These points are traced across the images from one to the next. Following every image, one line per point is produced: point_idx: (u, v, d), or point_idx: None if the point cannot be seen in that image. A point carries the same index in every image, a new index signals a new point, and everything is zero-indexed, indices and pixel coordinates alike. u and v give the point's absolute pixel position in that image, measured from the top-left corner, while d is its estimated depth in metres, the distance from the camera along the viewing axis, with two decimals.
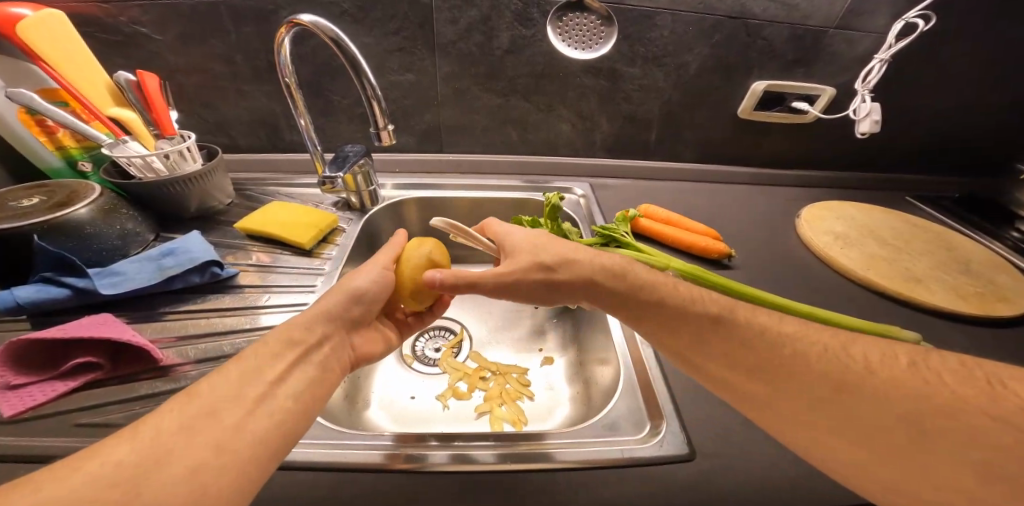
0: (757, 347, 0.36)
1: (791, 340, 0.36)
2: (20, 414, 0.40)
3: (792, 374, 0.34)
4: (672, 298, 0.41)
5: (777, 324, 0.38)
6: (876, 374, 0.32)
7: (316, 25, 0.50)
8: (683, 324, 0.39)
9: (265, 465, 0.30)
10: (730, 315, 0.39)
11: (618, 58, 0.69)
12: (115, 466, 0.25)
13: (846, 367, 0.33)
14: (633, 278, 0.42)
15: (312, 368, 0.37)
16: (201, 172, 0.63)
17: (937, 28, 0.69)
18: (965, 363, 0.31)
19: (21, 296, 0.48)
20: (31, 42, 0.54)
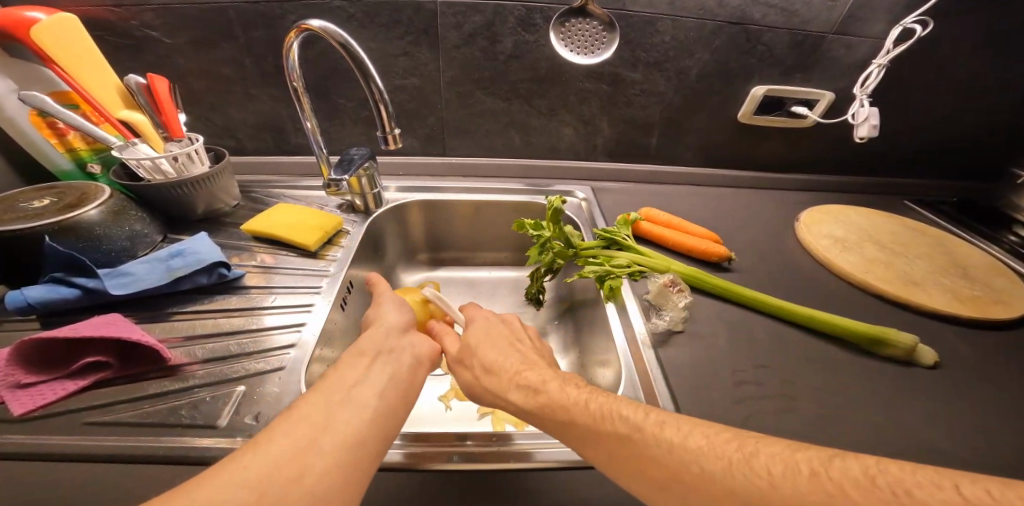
0: (660, 461, 0.31)
1: (696, 455, 0.30)
2: (31, 413, 0.41)
3: (701, 489, 0.29)
4: (581, 417, 0.36)
5: (679, 438, 0.32)
6: (780, 489, 0.26)
7: (326, 30, 0.51)
8: (595, 441, 0.35)
9: (369, 460, 0.33)
10: (639, 434, 0.33)
11: (619, 63, 0.70)
12: (247, 481, 0.29)
13: (746, 484, 0.27)
14: (545, 397, 0.39)
15: (391, 366, 0.41)
16: (209, 175, 0.64)
17: (934, 35, 0.70)
18: (870, 473, 0.24)
19: (31, 296, 0.49)
20: (44, 44, 0.55)
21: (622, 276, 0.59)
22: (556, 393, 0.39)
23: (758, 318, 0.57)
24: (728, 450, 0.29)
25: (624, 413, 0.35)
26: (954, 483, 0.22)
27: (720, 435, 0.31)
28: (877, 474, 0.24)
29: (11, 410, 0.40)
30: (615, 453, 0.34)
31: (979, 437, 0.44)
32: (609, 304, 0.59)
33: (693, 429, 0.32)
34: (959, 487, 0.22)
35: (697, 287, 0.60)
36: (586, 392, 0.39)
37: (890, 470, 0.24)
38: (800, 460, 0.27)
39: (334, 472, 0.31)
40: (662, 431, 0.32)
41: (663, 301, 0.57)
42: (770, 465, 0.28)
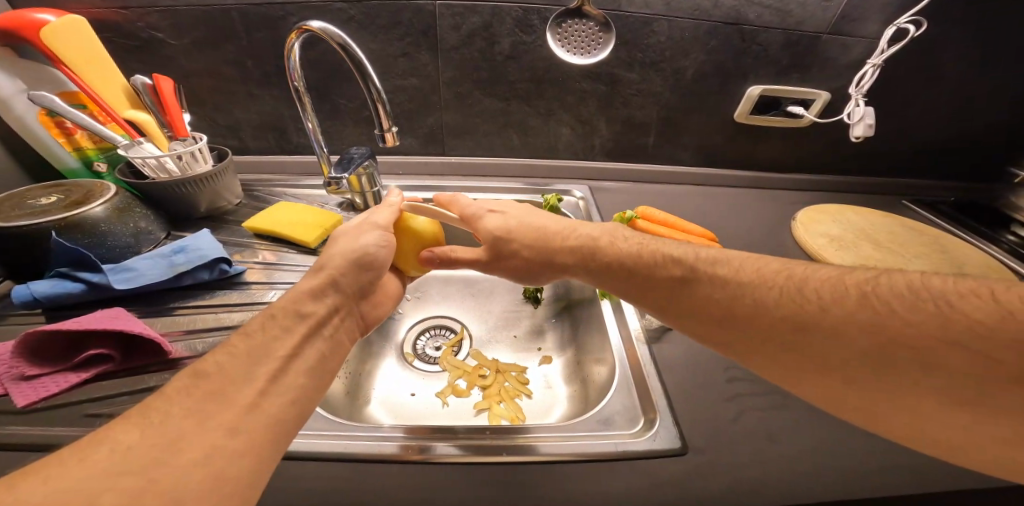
0: (716, 297, 0.40)
1: (750, 288, 0.39)
2: (35, 404, 0.42)
3: (755, 317, 0.37)
4: (642, 265, 0.44)
5: (731, 273, 0.40)
6: (829, 303, 0.35)
7: (325, 31, 0.52)
8: (653, 285, 0.43)
9: (281, 445, 0.31)
10: (692, 274, 0.42)
11: (615, 64, 0.71)
12: (132, 468, 0.24)
13: (798, 303, 0.36)
14: (600, 253, 0.46)
15: (328, 343, 0.38)
16: (211, 173, 0.65)
17: (929, 35, 0.70)
18: (914, 288, 0.33)
19: (37, 291, 0.50)
20: (54, 46, 0.56)
21: None
22: (608, 248, 0.46)
23: None
24: (781, 280, 0.38)
25: (678, 259, 0.43)
26: (988, 291, 0.30)
27: (770, 269, 0.40)
28: (918, 288, 0.33)
29: (15, 402, 0.41)
30: (671, 293, 0.42)
31: None
32: (604, 301, 0.60)
33: (745, 265, 0.41)
34: (994, 294, 0.30)
35: None
36: (637, 245, 0.46)
37: (930, 283, 0.33)
38: (849, 282, 0.35)
39: (247, 458, 0.28)
40: (715, 270, 0.41)
41: None
42: (820, 289, 0.36)
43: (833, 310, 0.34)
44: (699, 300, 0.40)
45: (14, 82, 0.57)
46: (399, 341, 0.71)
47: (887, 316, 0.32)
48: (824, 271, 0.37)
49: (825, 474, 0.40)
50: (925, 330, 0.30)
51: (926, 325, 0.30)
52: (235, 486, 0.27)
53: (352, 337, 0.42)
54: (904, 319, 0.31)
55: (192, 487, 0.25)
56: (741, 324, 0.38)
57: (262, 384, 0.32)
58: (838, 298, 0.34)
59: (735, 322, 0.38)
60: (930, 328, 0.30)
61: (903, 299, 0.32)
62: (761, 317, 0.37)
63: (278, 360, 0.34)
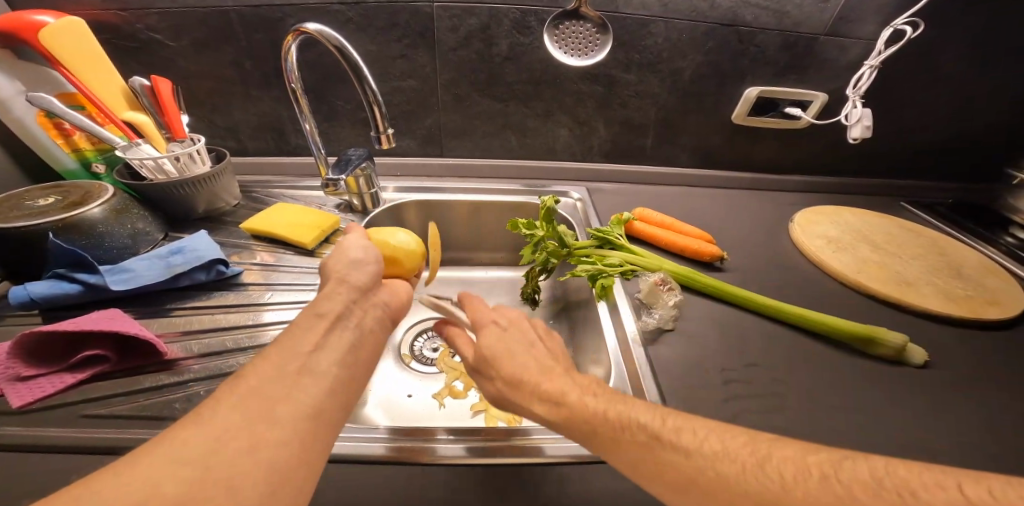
0: (675, 471, 0.30)
1: (713, 460, 0.30)
2: (31, 405, 0.42)
3: (719, 500, 0.28)
4: (601, 428, 0.34)
5: (700, 446, 0.31)
6: (798, 494, 0.26)
7: (321, 33, 0.52)
8: (619, 454, 0.33)
9: (327, 430, 0.31)
10: (654, 440, 0.32)
11: (612, 65, 0.71)
12: (187, 461, 0.25)
13: (761, 487, 0.27)
14: (568, 409, 0.36)
15: (354, 332, 0.38)
16: (209, 174, 0.65)
17: (926, 37, 0.70)
18: (879, 473, 0.25)
19: (34, 292, 0.50)
20: (53, 47, 0.56)
21: (614, 275, 0.60)
22: (578, 405, 0.36)
23: (748, 317, 0.57)
24: (744, 453, 0.29)
25: (642, 420, 0.34)
26: (957, 483, 0.24)
27: (734, 437, 0.31)
28: (884, 476, 0.25)
29: (11, 402, 0.41)
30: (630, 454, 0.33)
31: (972, 437, 0.44)
32: (601, 302, 0.59)
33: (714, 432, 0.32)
34: (961, 488, 0.23)
35: (688, 286, 0.61)
36: (606, 401, 0.36)
37: (898, 473, 0.25)
38: (811, 460, 0.28)
39: (292, 447, 0.28)
40: (680, 437, 0.32)
41: (654, 300, 0.57)
42: (783, 468, 0.28)
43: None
44: (658, 468, 0.31)
45: (13, 83, 0.58)
46: (396, 342, 0.71)
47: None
48: (795, 444, 0.29)
49: None
50: None
51: None
52: (287, 473, 0.27)
53: (377, 321, 0.41)
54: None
55: (245, 477, 0.26)
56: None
57: (295, 374, 0.32)
58: (812, 486, 0.26)
59: (691, 496, 0.30)
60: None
61: (869, 489, 0.25)
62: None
63: (305, 353, 0.34)
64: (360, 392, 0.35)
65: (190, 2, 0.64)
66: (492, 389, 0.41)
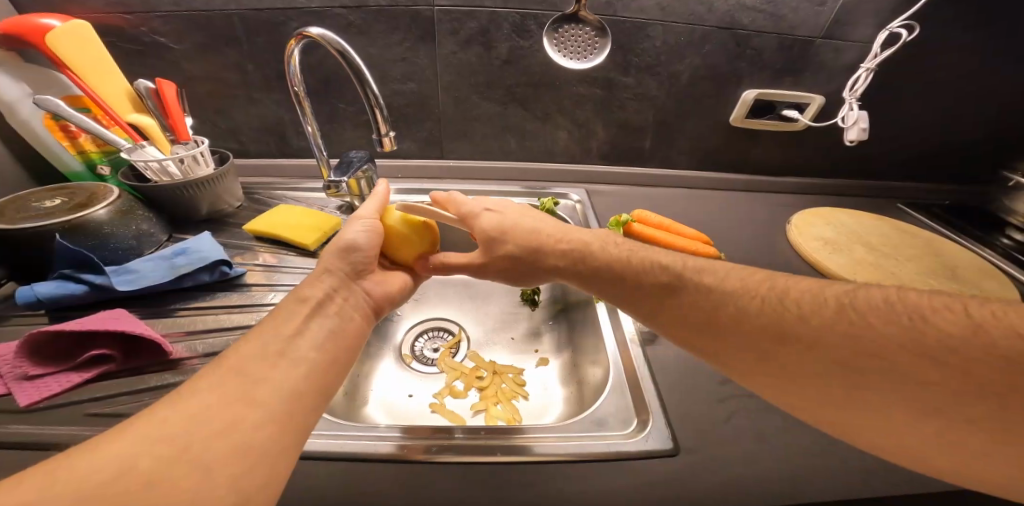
0: (699, 305, 0.39)
1: (731, 295, 0.38)
2: (38, 403, 0.42)
3: (737, 323, 0.36)
4: (629, 274, 0.44)
5: (717, 282, 0.39)
6: (806, 316, 0.33)
7: (324, 37, 0.53)
8: (637, 294, 0.44)
9: (305, 414, 0.31)
10: (677, 281, 0.41)
11: (611, 68, 0.72)
12: (165, 435, 0.25)
13: (778, 314, 0.34)
14: (590, 259, 0.47)
15: (333, 320, 0.39)
16: (212, 177, 0.66)
17: (922, 40, 0.71)
18: (891, 300, 0.31)
19: (40, 292, 0.51)
20: (58, 50, 0.57)
21: None
22: (596, 253, 0.47)
23: None
24: (762, 288, 0.37)
25: (666, 264, 0.43)
26: (963, 305, 0.28)
27: (754, 277, 0.39)
28: (898, 301, 0.30)
29: (18, 401, 0.42)
30: (659, 302, 0.42)
31: None
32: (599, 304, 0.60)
33: (733, 275, 0.40)
34: (966, 309, 0.28)
35: None
36: (628, 251, 0.47)
37: (914, 298, 0.30)
38: (829, 294, 0.34)
39: (267, 426, 0.28)
40: (701, 276, 0.41)
41: None
42: (800, 298, 0.35)
43: (811, 320, 0.33)
44: (686, 308, 0.40)
45: (19, 86, 0.59)
46: (397, 343, 0.71)
47: (863, 330, 0.30)
48: (813, 282, 0.36)
49: (815, 475, 0.41)
50: (903, 348, 0.28)
51: (901, 340, 0.28)
52: (265, 452, 0.28)
53: (358, 311, 0.43)
54: (875, 335, 0.30)
55: (221, 454, 0.26)
56: (717, 331, 0.38)
57: (274, 358, 0.33)
58: (824, 319, 0.32)
59: (707, 329, 0.38)
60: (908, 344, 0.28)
61: (881, 314, 0.30)
62: (739, 326, 0.36)
63: (286, 338, 0.35)
64: (338, 377, 0.36)
65: (194, 6, 0.64)
66: (513, 253, 0.49)
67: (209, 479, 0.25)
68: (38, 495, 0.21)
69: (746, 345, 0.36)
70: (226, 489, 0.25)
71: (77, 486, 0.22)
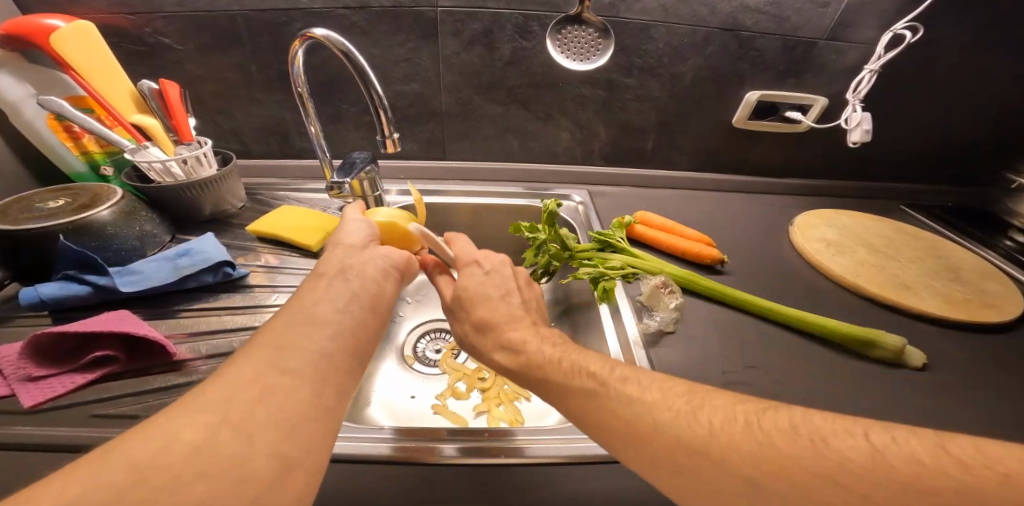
0: (620, 414, 0.35)
1: (651, 408, 0.34)
2: (42, 404, 0.42)
3: (655, 439, 0.32)
4: (554, 374, 0.40)
5: (639, 393, 0.35)
6: (724, 441, 0.30)
7: (328, 38, 0.53)
8: (561, 397, 0.39)
9: (340, 374, 0.32)
10: (602, 387, 0.37)
11: (613, 69, 0.72)
12: (208, 411, 0.26)
13: (699, 436, 0.31)
14: (525, 357, 0.42)
15: (353, 283, 0.40)
16: (215, 178, 0.66)
17: (925, 41, 0.71)
18: (795, 423, 0.30)
19: (44, 292, 0.51)
20: (62, 50, 0.57)
21: (616, 278, 0.60)
22: (533, 353, 0.42)
23: (748, 319, 0.58)
24: (679, 402, 0.34)
25: (592, 371, 0.39)
26: (864, 430, 0.27)
27: (673, 390, 0.35)
28: (800, 425, 0.29)
29: (22, 402, 0.42)
30: (581, 405, 0.37)
31: None
32: (603, 305, 0.60)
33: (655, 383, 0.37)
34: (868, 434, 0.27)
35: (688, 289, 0.61)
36: (558, 352, 0.42)
37: (814, 422, 0.29)
38: (739, 409, 0.32)
39: (304, 389, 0.29)
40: (625, 386, 0.36)
41: (655, 303, 0.58)
42: (712, 418, 0.32)
43: (722, 437, 0.30)
44: (609, 415, 0.35)
45: (23, 87, 0.59)
46: (400, 344, 0.71)
47: (775, 446, 0.28)
48: (729, 396, 0.34)
49: None
50: (819, 477, 0.26)
51: (819, 470, 0.26)
52: (308, 411, 0.29)
53: (379, 271, 0.43)
54: (792, 462, 0.27)
55: (266, 419, 0.27)
56: (640, 445, 0.33)
57: (301, 329, 0.34)
58: (742, 442, 0.29)
59: (634, 443, 0.33)
60: (816, 463, 0.27)
61: (786, 436, 0.29)
62: (664, 443, 0.32)
63: (308, 311, 0.36)
64: (365, 339, 0.37)
65: (198, 6, 0.65)
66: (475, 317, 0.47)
67: (258, 440, 0.26)
68: (101, 468, 0.22)
69: (666, 461, 0.31)
70: (274, 450, 0.26)
71: (134, 461, 0.23)
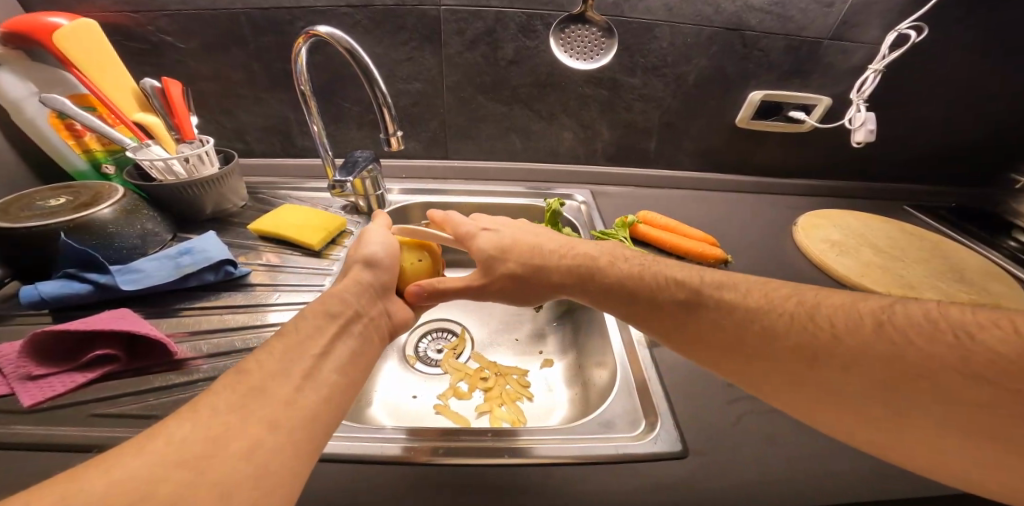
0: (722, 325, 0.38)
1: (757, 316, 0.37)
2: (41, 403, 0.42)
3: (761, 344, 0.36)
4: (639, 288, 0.43)
5: (740, 299, 0.39)
6: (841, 338, 0.33)
7: (332, 35, 0.52)
8: (658, 313, 0.42)
9: (323, 437, 0.31)
10: (697, 297, 0.40)
11: (617, 69, 0.72)
12: (184, 458, 0.25)
13: (809, 332, 0.34)
14: (596, 276, 0.45)
15: (354, 342, 0.39)
16: (217, 176, 0.65)
17: (929, 41, 0.71)
18: (930, 316, 0.31)
19: (44, 291, 0.51)
20: (65, 48, 0.57)
21: None
22: (607, 268, 0.46)
23: None
24: (790, 306, 0.36)
25: (681, 280, 0.42)
26: (1009, 320, 0.28)
27: (778, 294, 0.38)
28: (938, 318, 0.30)
29: (21, 401, 0.42)
30: (674, 317, 0.41)
31: None
32: None
33: (754, 290, 0.39)
34: (1015, 324, 0.28)
35: None
36: (637, 266, 0.45)
37: (951, 315, 0.30)
38: (863, 310, 0.33)
39: (286, 450, 0.28)
40: (722, 294, 0.40)
41: None
42: (831, 316, 0.34)
43: (846, 340, 0.32)
44: (714, 323, 0.39)
45: (25, 84, 0.59)
46: (402, 344, 0.71)
47: (905, 348, 0.30)
48: (845, 295, 0.36)
49: (826, 478, 0.40)
50: (947, 366, 0.28)
51: (950, 362, 0.28)
52: (285, 477, 0.27)
53: (377, 330, 0.43)
54: (903, 353, 0.30)
55: (241, 482, 0.26)
56: (743, 350, 0.37)
57: (299, 378, 0.32)
58: (858, 336, 0.32)
59: (733, 350, 0.37)
60: (946, 358, 0.29)
61: (921, 332, 0.30)
62: (769, 345, 0.36)
63: (311, 357, 0.35)
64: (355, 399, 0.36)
65: (201, 5, 0.64)
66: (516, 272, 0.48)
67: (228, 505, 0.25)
68: None
69: (773, 355, 0.35)
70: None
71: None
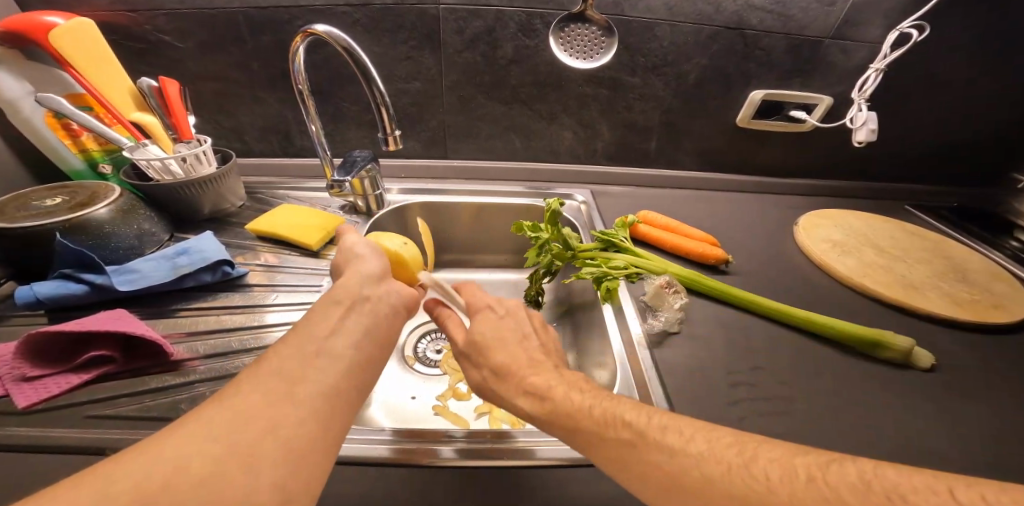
0: (660, 468, 0.30)
1: (698, 462, 0.29)
2: (35, 405, 0.42)
3: (699, 496, 0.28)
4: (585, 423, 0.34)
5: (681, 443, 0.30)
6: (776, 495, 0.25)
7: (330, 34, 0.52)
8: (599, 446, 0.33)
9: (346, 410, 0.32)
10: (641, 439, 0.31)
11: (617, 68, 0.71)
12: (214, 438, 0.26)
13: (744, 488, 0.26)
14: (551, 403, 0.36)
15: (367, 317, 0.39)
16: (214, 176, 0.65)
17: (931, 41, 0.70)
18: (865, 477, 0.24)
19: (39, 292, 0.50)
20: (62, 47, 0.57)
21: (620, 277, 0.60)
22: (560, 398, 0.36)
23: (755, 319, 0.57)
24: (728, 455, 0.28)
25: (627, 418, 0.33)
26: (949, 486, 0.22)
27: (721, 438, 0.30)
28: (872, 478, 0.24)
29: (16, 403, 0.41)
30: (615, 453, 0.32)
31: (981, 443, 0.44)
32: (607, 305, 0.59)
33: (703, 430, 0.31)
34: (953, 492, 0.22)
35: (695, 289, 0.61)
36: (590, 396, 0.36)
37: (886, 474, 0.24)
38: (798, 464, 0.26)
39: (310, 424, 0.29)
40: (664, 436, 0.31)
41: (659, 302, 0.57)
42: (769, 471, 0.26)
43: (779, 496, 0.25)
44: (647, 468, 0.30)
45: (21, 84, 0.58)
46: (401, 344, 0.71)
47: None
48: (783, 445, 0.28)
49: None
50: None
51: None
52: (312, 448, 0.28)
53: (392, 308, 0.42)
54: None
55: (270, 456, 0.26)
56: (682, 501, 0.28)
57: (315, 357, 0.33)
58: (794, 493, 0.25)
59: (670, 498, 0.29)
60: None
61: (855, 491, 0.24)
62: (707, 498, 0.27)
63: (322, 337, 0.35)
64: (372, 376, 0.36)
65: (199, 4, 0.64)
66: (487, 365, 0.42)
67: (259, 477, 0.25)
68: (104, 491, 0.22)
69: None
70: (271, 487, 0.25)
71: (139, 485, 0.23)
